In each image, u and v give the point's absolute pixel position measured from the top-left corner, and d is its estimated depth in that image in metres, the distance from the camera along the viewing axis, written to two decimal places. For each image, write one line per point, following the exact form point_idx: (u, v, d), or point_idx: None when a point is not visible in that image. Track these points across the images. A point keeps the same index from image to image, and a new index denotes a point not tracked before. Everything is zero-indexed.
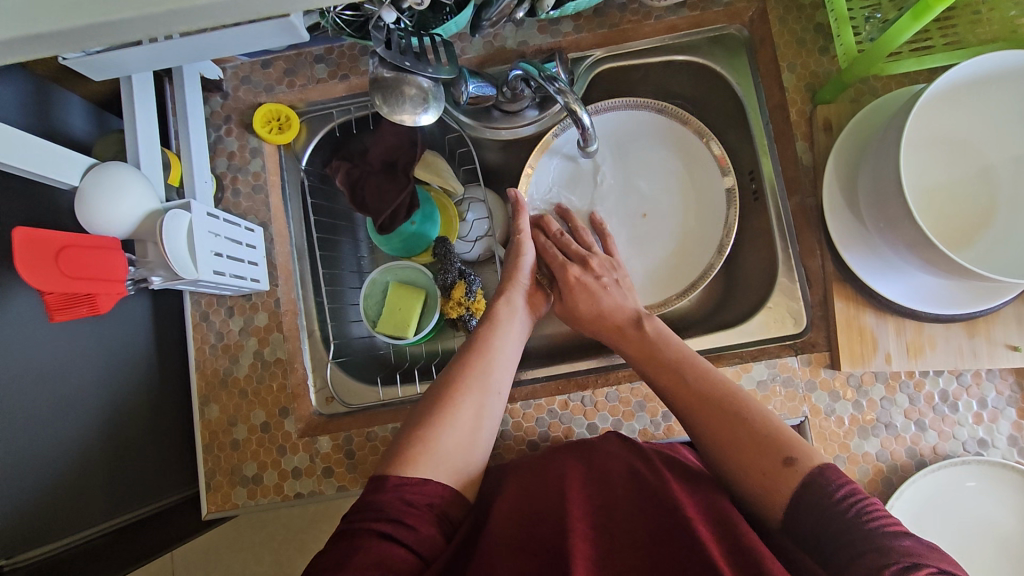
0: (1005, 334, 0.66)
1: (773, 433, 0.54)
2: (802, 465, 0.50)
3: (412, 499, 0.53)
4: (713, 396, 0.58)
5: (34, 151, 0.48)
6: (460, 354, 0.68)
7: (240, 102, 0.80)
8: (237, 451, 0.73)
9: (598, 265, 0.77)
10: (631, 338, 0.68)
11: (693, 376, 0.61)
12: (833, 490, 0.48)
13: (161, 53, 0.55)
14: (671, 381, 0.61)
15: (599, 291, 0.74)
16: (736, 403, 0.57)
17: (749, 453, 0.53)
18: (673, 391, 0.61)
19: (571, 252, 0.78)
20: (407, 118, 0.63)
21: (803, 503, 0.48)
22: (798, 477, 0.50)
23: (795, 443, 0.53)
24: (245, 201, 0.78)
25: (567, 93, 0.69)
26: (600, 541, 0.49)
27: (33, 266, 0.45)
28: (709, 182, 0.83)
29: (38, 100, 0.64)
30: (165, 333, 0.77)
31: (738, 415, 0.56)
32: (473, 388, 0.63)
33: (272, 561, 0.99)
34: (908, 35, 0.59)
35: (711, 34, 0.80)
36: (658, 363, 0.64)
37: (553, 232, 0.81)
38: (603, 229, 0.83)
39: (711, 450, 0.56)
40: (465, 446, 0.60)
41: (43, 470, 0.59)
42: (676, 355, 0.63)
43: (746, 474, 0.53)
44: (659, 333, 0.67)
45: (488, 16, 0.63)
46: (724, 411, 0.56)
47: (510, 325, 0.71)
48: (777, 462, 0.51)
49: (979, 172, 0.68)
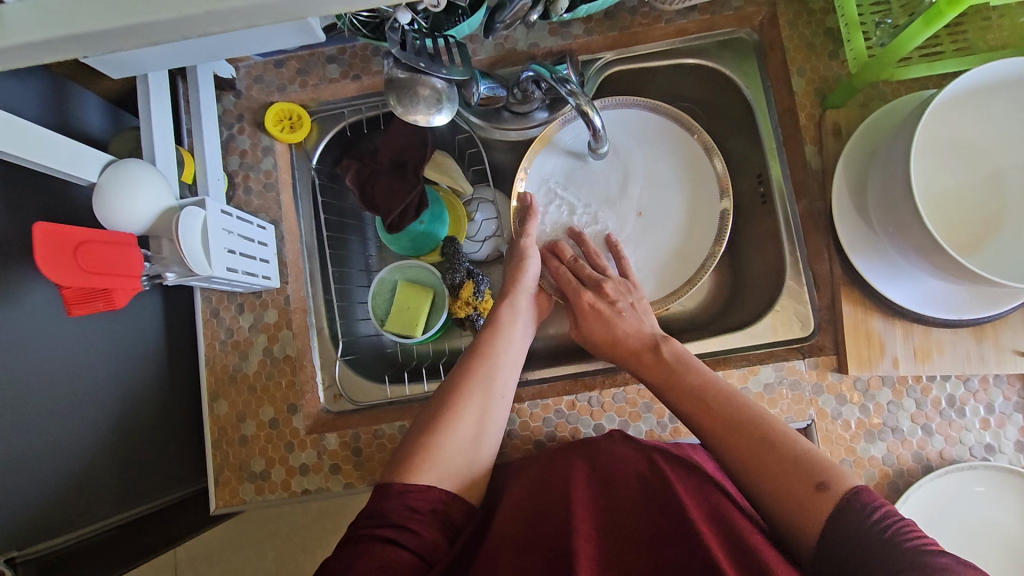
0: (1013, 340, 0.67)
1: (802, 456, 0.53)
2: (835, 488, 0.49)
3: (415, 505, 0.53)
4: (741, 422, 0.57)
5: (52, 147, 0.49)
6: (463, 360, 0.68)
7: (252, 101, 0.80)
8: (246, 446, 0.73)
9: (613, 290, 0.76)
10: (652, 364, 0.67)
11: (718, 402, 0.60)
12: (867, 511, 0.47)
13: (178, 54, 0.56)
14: (699, 411, 0.60)
15: (613, 318, 0.73)
16: (763, 426, 0.56)
17: (781, 478, 0.52)
18: (701, 419, 0.59)
19: (586, 277, 0.78)
20: (421, 118, 0.64)
21: (838, 527, 0.47)
22: (832, 501, 0.48)
23: (825, 464, 0.51)
24: (257, 199, 0.78)
25: (579, 94, 0.69)
26: (606, 541, 0.49)
27: (51, 259, 0.45)
28: (706, 180, 0.83)
29: (55, 96, 0.65)
30: (176, 329, 0.77)
31: (766, 441, 0.55)
32: (476, 393, 0.63)
33: (274, 557, 0.99)
34: (919, 40, 0.59)
35: (720, 38, 0.81)
36: (682, 389, 0.62)
37: (568, 258, 0.80)
38: (619, 252, 0.81)
39: (740, 477, 0.55)
40: (469, 451, 0.60)
41: (56, 462, 0.59)
42: (700, 382, 0.62)
43: (780, 501, 0.51)
44: (678, 357, 0.66)
45: (502, 18, 0.62)
46: (755, 437, 0.55)
47: (513, 330, 0.71)
48: (811, 486, 0.50)
49: (988, 178, 0.68)
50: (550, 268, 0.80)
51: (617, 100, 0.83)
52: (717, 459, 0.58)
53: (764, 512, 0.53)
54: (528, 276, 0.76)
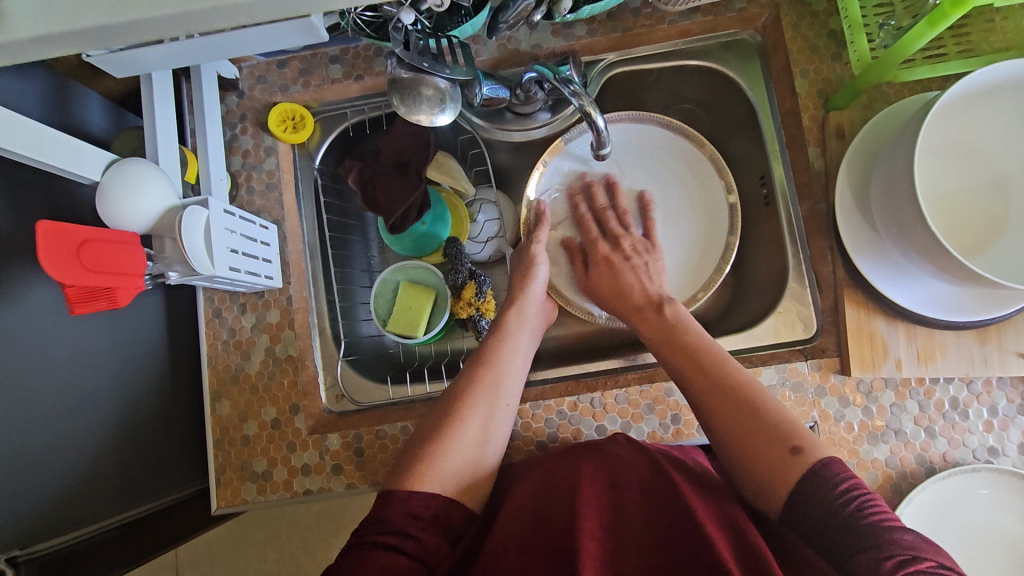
0: (1017, 342, 0.66)
1: (780, 422, 0.54)
2: (808, 455, 0.51)
3: (418, 512, 0.53)
4: (729, 381, 0.59)
5: (56, 145, 0.49)
6: (467, 366, 0.68)
7: (255, 101, 0.80)
8: (247, 446, 0.73)
9: (629, 247, 0.81)
10: (652, 319, 0.71)
11: (710, 362, 0.61)
12: (836, 480, 0.49)
13: (182, 53, 0.56)
14: (690, 368, 0.62)
15: (626, 270, 0.78)
16: (750, 391, 0.58)
17: (759, 438, 0.54)
18: (689, 375, 0.61)
19: (606, 228, 0.83)
20: (424, 118, 0.64)
21: (803, 489, 0.49)
22: (802, 466, 0.50)
23: (802, 433, 0.53)
24: (259, 199, 0.78)
25: (581, 96, 0.68)
26: (609, 540, 0.49)
27: (56, 259, 0.45)
28: (713, 192, 0.83)
29: (58, 95, 0.65)
30: (178, 329, 0.77)
31: (749, 402, 0.57)
32: (481, 400, 0.63)
33: (275, 558, 0.99)
34: (923, 41, 0.59)
35: (723, 40, 0.81)
36: (677, 347, 0.65)
37: (599, 205, 0.84)
38: (648, 212, 0.84)
39: (718, 434, 0.57)
40: (474, 458, 0.60)
41: (58, 460, 0.59)
42: (694, 342, 0.64)
43: (752, 460, 0.53)
44: (678, 317, 0.69)
45: (505, 18, 0.62)
46: (739, 398, 0.57)
47: (519, 338, 0.71)
48: (785, 450, 0.52)
49: (991, 180, 0.68)
50: (576, 209, 0.84)
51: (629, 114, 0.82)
52: (698, 411, 0.60)
53: (737, 472, 0.55)
54: (537, 284, 0.76)
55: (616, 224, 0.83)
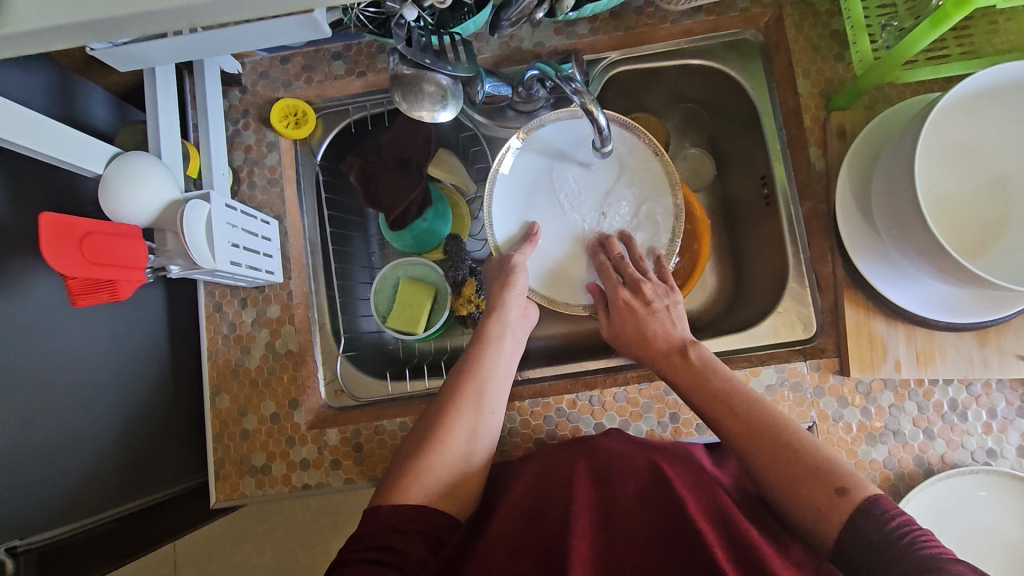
0: (1017, 345, 0.66)
1: (825, 464, 0.52)
2: (855, 495, 0.49)
3: (402, 527, 0.53)
4: (765, 429, 0.56)
5: (60, 137, 0.49)
6: (450, 377, 0.68)
7: (258, 97, 0.81)
8: (247, 440, 0.74)
9: (651, 291, 0.72)
10: (679, 367, 0.65)
11: (740, 409, 0.59)
12: (886, 517, 0.47)
13: (184, 47, 0.57)
14: (721, 415, 0.59)
15: (646, 318, 0.70)
16: (785, 432, 0.56)
17: (802, 482, 0.52)
18: (723, 420, 0.59)
19: (627, 273, 0.73)
20: (425, 114, 0.65)
21: (856, 530, 0.48)
22: (852, 506, 0.49)
23: (845, 471, 0.51)
24: (261, 194, 0.78)
25: (584, 92, 0.66)
26: (599, 540, 0.49)
27: (56, 249, 0.46)
28: (651, 170, 0.77)
29: (63, 88, 0.65)
30: (179, 323, 0.78)
31: (789, 447, 0.54)
32: (465, 410, 0.63)
33: (274, 553, 1.00)
34: (925, 43, 0.59)
35: (726, 39, 0.81)
36: (705, 393, 0.62)
37: (616, 254, 0.75)
38: (660, 262, 0.75)
39: (764, 482, 0.55)
40: (459, 466, 0.60)
41: (59, 452, 0.59)
42: (724, 387, 0.61)
43: (799, 507, 0.52)
44: (705, 361, 0.65)
45: (507, 16, 0.63)
46: (778, 443, 0.55)
47: (500, 347, 0.71)
48: (830, 491, 0.50)
49: (990, 182, 0.68)
50: (596, 262, 0.75)
51: (610, 116, 0.76)
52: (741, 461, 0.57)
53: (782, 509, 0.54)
54: (517, 291, 0.73)
55: (635, 269, 0.73)
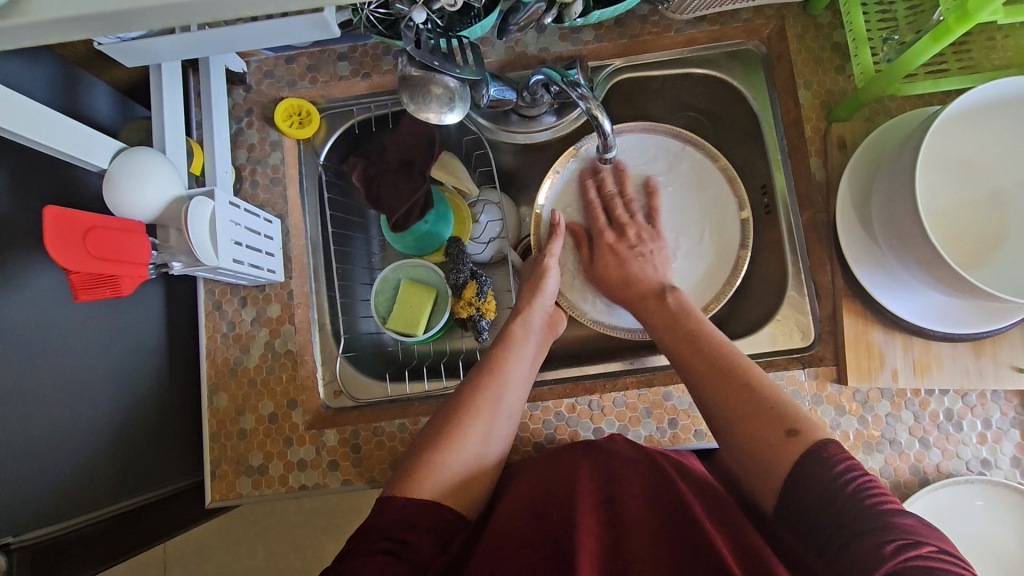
0: (1012, 356, 0.67)
1: (780, 405, 0.53)
2: (806, 437, 0.50)
3: (414, 521, 0.52)
4: (726, 366, 0.58)
5: (66, 133, 0.49)
6: (469, 376, 0.67)
7: (262, 96, 0.81)
8: (244, 440, 0.73)
9: (634, 235, 0.80)
10: (655, 307, 0.71)
11: (708, 348, 0.61)
12: (833, 462, 0.47)
13: (192, 44, 0.57)
14: (686, 351, 0.63)
15: (628, 258, 0.77)
16: (744, 373, 0.57)
17: (754, 423, 0.53)
18: (686, 357, 0.62)
19: (614, 215, 0.82)
20: (432, 116, 0.65)
21: (803, 479, 0.47)
22: (800, 446, 0.49)
23: (800, 417, 0.52)
24: (263, 193, 0.78)
25: (590, 98, 0.68)
26: (605, 535, 0.49)
27: (59, 243, 0.45)
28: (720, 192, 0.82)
29: (66, 83, 0.65)
30: (177, 320, 0.77)
31: (747, 385, 0.56)
32: (484, 410, 0.63)
33: (265, 555, 0.99)
34: (926, 57, 0.60)
35: (728, 49, 0.82)
36: (676, 333, 0.65)
37: (607, 191, 0.83)
38: (653, 195, 0.82)
39: (721, 426, 0.56)
40: (473, 466, 0.60)
41: (56, 448, 0.59)
42: (694, 327, 0.65)
43: (745, 430, 0.53)
44: (681, 305, 0.69)
45: (515, 21, 0.65)
46: (737, 382, 0.56)
47: (524, 348, 0.70)
48: (780, 432, 0.51)
49: (989, 195, 0.69)
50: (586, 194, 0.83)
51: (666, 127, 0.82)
52: (699, 399, 0.59)
53: (740, 466, 0.54)
54: (545, 296, 0.75)
55: (622, 211, 0.82)
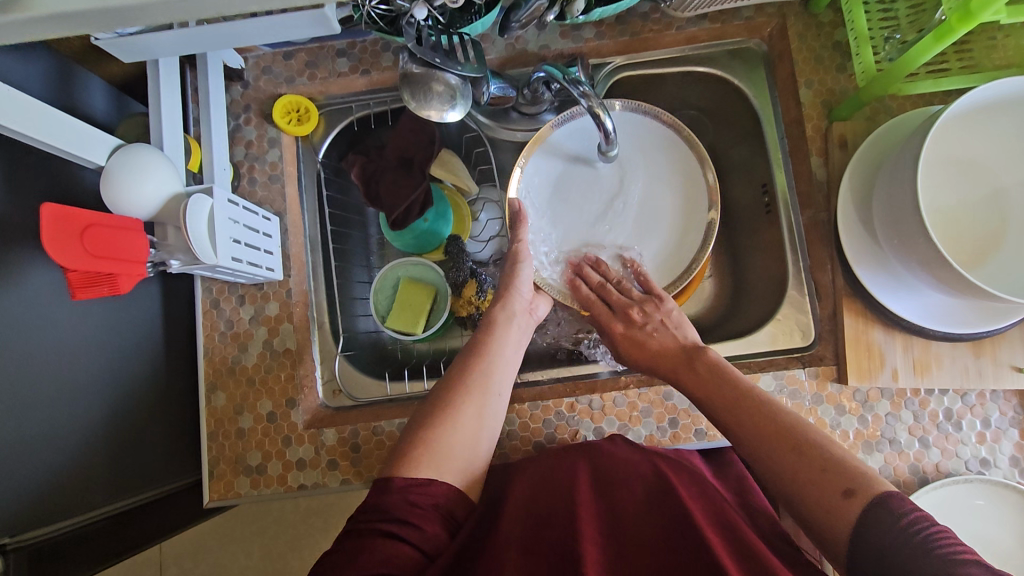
0: (1011, 356, 0.67)
1: (838, 463, 0.50)
2: (864, 494, 0.47)
3: (417, 499, 0.53)
4: (776, 431, 0.55)
5: (62, 130, 0.48)
6: (462, 358, 0.68)
7: (260, 92, 0.80)
8: (242, 439, 0.73)
9: (639, 314, 0.75)
10: (687, 369, 0.66)
11: (756, 414, 0.57)
12: (899, 514, 0.45)
13: (189, 39, 0.56)
14: (733, 421, 0.59)
15: (645, 338, 0.72)
16: (794, 433, 0.54)
17: (814, 485, 0.50)
18: (735, 428, 0.58)
19: (614, 302, 0.77)
20: (434, 114, 0.64)
21: (866, 535, 0.46)
22: (861, 506, 0.47)
23: (856, 470, 0.49)
24: (261, 190, 0.78)
25: (590, 96, 0.68)
26: (608, 545, 0.48)
27: (58, 242, 0.45)
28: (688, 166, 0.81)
29: (61, 77, 0.64)
30: (174, 318, 0.76)
31: (801, 448, 0.53)
32: (473, 389, 0.63)
33: (262, 554, 0.99)
34: (928, 56, 0.60)
35: (729, 48, 0.81)
36: (718, 399, 0.61)
37: (595, 283, 0.79)
38: (641, 273, 0.79)
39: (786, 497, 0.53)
40: (470, 444, 0.60)
41: (52, 446, 0.59)
42: (732, 392, 0.60)
43: (812, 508, 0.50)
44: (715, 365, 0.65)
45: (517, 18, 0.64)
46: (790, 448, 0.53)
47: (507, 330, 0.71)
48: (839, 493, 0.48)
49: (989, 195, 0.69)
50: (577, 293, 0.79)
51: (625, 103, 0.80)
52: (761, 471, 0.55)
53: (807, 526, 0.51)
54: (523, 283, 0.74)
55: (619, 294, 0.77)
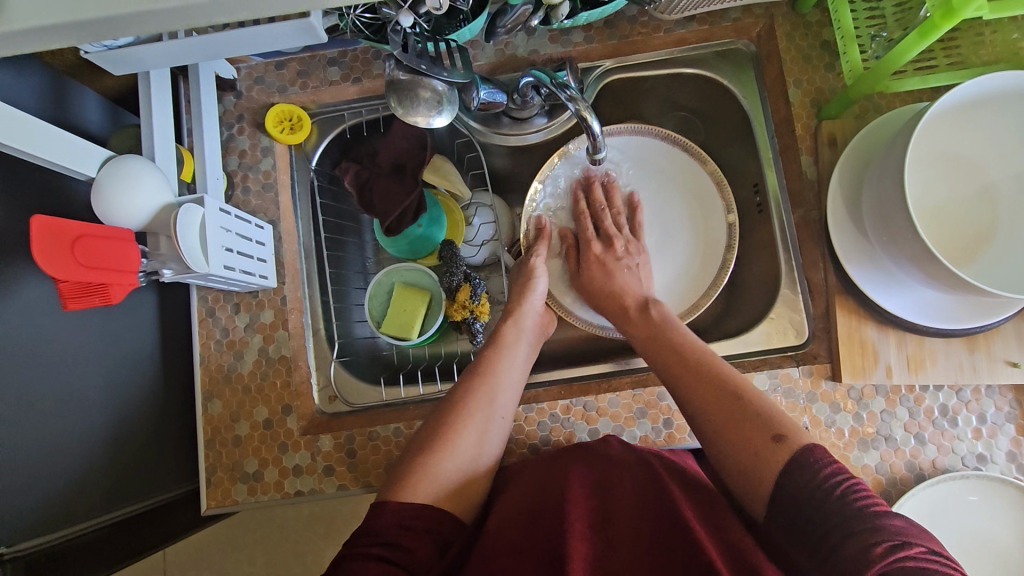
0: (1005, 351, 0.67)
1: (766, 412, 0.54)
2: (792, 443, 0.50)
3: (409, 523, 0.52)
4: (711, 375, 0.59)
5: (53, 141, 0.49)
6: (463, 377, 0.67)
7: (252, 102, 0.81)
8: (239, 447, 0.73)
9: (622, 247, 0.81)
10: (638, 322, 0.71)
11: (692, 358, 0.62)
12: (820, 465, 0.47)
13: (178, 51, 0.57)
14: (672, 364, 0.63)
15: (613, 269, 0.78)
16: (730, 380, 0.58)
17: (742, 433, 0.53)
18: (673, 370, 0.63)
19: (600, 225, 0.83)
20: (420, 119, 0.66)
21: (792, 477, 0.48)
22: (789, 452, 0.49)
23: (789, 424, 0.52)
24: (255, 199, 0.79)
25: (578, 99, 0.68)
26: (598, 542, 0.49)
27: (50, 255, 0.45)
28: (700, 183, 0.84)
29: (55, 91, 0.65)
30: (171, 328, 0.77)
31: (735, 396, 0.56)
32: (477, 415, 0.62)
33: (263, 563, 0.99)
34: (912, 54, 0.60)
35: (718, 49, 0.82)
36: (660, 345, 0.66)
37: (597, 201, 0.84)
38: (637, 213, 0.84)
39: (728, 480, 0.54)
40: (466, 471, 0.59)
41: (50, 455, 0.59)
42: (676, 339, 0.66)
43: (737, 450, 0.53)
44: (663, 318, 0.70)
45: (503, 23, 0.66)
46: (720, 391, 0.57)
47: (514, 352, 0.70)
48: (768, 438, 0.51)
49: (980, 189, 0.69)
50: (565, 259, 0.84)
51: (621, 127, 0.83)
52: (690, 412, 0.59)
53: (728, 470, 0.54)
54: (535, 296, 0.76)
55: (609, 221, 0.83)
